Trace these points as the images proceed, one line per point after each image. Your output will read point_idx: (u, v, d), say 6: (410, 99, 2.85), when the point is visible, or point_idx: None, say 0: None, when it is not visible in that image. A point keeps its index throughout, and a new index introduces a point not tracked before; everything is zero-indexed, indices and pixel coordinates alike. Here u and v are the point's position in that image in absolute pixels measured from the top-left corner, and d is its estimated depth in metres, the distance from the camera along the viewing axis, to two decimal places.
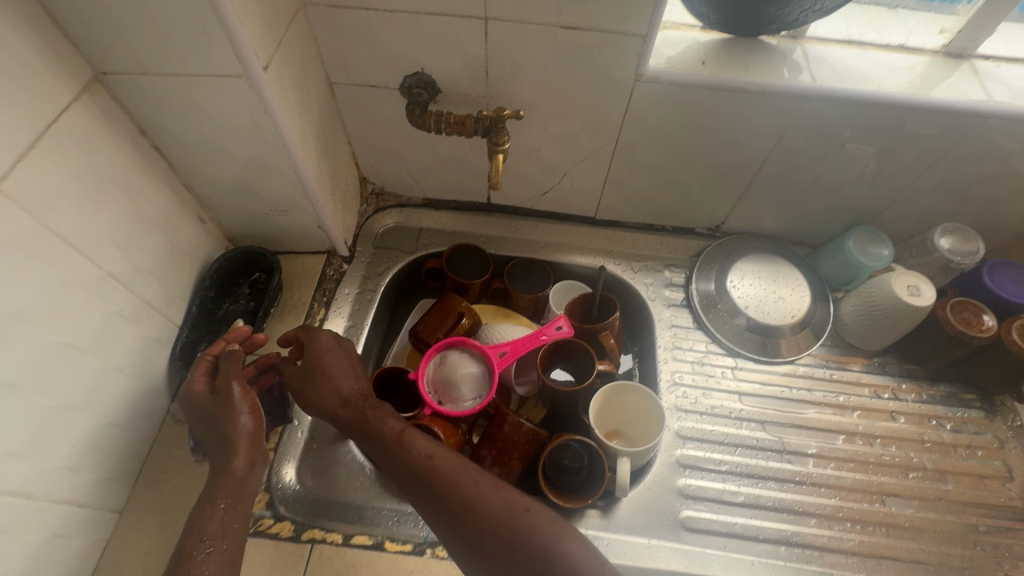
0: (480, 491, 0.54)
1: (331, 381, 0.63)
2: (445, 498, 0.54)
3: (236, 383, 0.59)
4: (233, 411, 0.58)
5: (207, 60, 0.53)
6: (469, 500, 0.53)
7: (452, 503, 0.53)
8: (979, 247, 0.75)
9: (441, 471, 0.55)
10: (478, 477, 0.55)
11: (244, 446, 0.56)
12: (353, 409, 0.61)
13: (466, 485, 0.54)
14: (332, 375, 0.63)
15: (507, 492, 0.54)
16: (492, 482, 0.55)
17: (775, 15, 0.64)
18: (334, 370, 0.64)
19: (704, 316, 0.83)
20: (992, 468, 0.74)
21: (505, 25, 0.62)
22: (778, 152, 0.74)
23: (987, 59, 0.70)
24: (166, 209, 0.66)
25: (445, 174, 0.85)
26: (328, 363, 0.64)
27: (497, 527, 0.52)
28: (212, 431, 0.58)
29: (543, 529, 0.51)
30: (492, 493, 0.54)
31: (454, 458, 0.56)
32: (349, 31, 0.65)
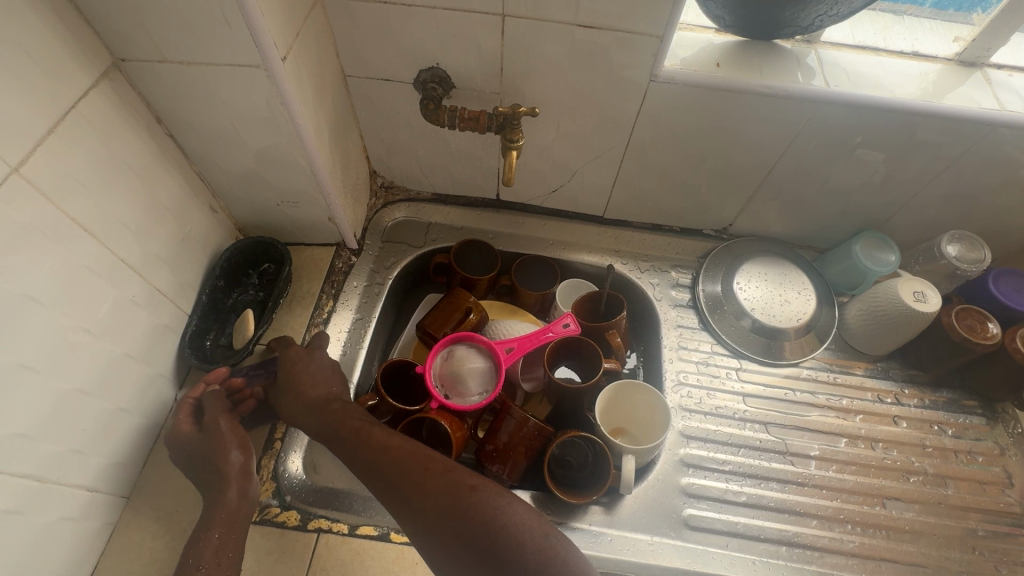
0: (431, 476, 0.54)
1: (300, 389, 0.65)
2: (400, 485, 0.54)
3: (225, 420, 0.62)
4: (223, 447, 0.60)
5: (226, 49, 0.53)
6: (419, 484, 0.54)
7: (406, 490, 0.54)
8: (986, 256, 0.76)
9: (395, 459, 0.56)
10: (430, 462, 0.56)
11: (235, 479, 0.59)
12: (323, 415, 0.62)
13: (417, 471, 0.55)
14: (303, 385, 0.65)
15: (457, 474, 0.54)
16: (443, 467, 0.55)
17: (790, 18, 0.64)
18: (303, 378, 0.66)
19: (709, 317, 0.84)
20: (992, 474, 0.75)
21: (522, 22, 0.62)
22: (789, 155, 0.74)
23: (1000, 68, 0.70)
24: (179, 197, 0.66)
25: (455, 169, 0.85)
26: (303, 376, 0.66)
27: (447, 510, 0.52)
28: (201, 467, 0.60)
29: (488, 505, 0.51)
30: (442, 477, 0.54)
31: (410, 449, 0.57)
32: (365, 24, 0.65)
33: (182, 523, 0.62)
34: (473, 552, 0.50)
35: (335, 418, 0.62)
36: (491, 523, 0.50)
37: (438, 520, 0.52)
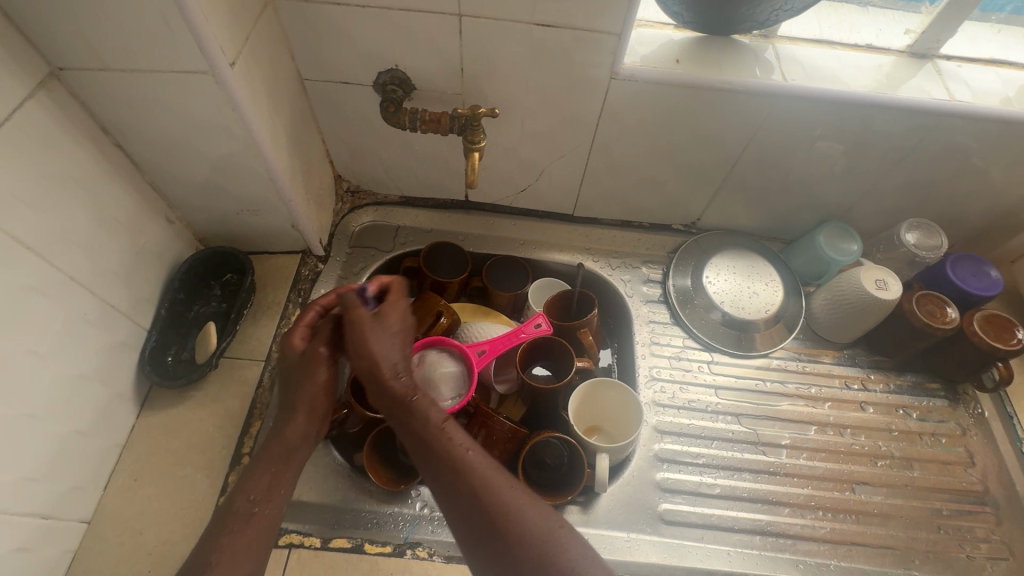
0: (518, 504, 0.52)
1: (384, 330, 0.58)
2: (480, 506, 0.51)
3: (324, 348, 0.59)
4: (312, 369, 0.59)
5: (171, 56, 0.52)
6: (503, 509, 0.51)
7: (485, 510, 0.51)
8: (943, 242, 0.79)
9: (479, 474, 0.53)
10: (517, 489, 0.53)
11: (305, 409, 0.58)
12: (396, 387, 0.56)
13: (503, 495, 0.52)
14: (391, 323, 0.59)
15: (544, 508, 0.53)
16: (529, 498, 0.53)
17: (745, 14, 0.65)
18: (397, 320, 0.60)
19: (681, 311, 0.84)
20: (955, 454, 0.77)
21: (479, 22, 0.62)
22: (751, 149, 0.75)
23: (950, 59, 0.72)
24: (131, 209, 0.64)
25: (422, 171, 0.84)
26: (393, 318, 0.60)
27: (528, 543, 0.50)
28: (285, 390, 0.60)
29: (574, 559, 0.49)
30: (531, 509, 0.52)
31: (491, 467, 0.54)
32: (319, 26, 0.63)
33: (145, 546, 0.60)
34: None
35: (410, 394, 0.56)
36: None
37: (516, 554, 0.49)
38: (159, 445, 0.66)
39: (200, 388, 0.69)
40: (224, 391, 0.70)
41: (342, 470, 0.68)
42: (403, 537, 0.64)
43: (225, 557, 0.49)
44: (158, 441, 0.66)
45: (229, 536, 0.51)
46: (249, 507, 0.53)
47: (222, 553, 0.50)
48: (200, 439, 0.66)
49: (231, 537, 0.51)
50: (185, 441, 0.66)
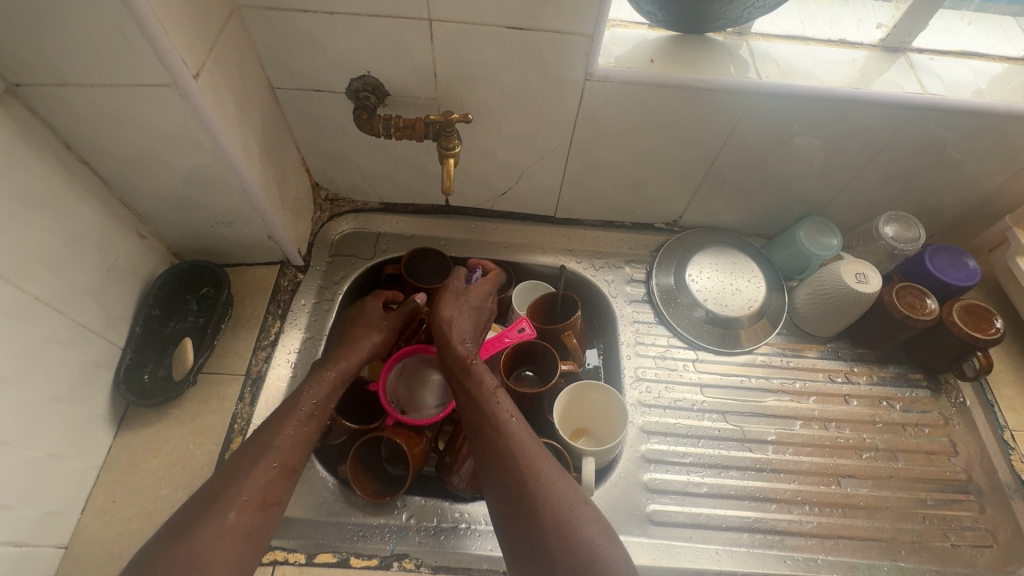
0: (546, 470, 0.56)
1: (466, 305, 0.73)
2: (511, 461, 0.56)
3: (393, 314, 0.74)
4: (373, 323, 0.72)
5: (133, 69, 0.50)
6: (533, 468, 0.55)
7: (517, 466, 0.56)
8: (921, 234, 0.78)
9: (516, 434, 0.58)
10: (548, 458, 0.57)
11: (368, 347, 0.70)
12: (463, 348, 0.67)
13: (535, 458, 0.56)
14: (470, 301, 0.74)
15: (570, 481, 0.56)
16: (559, 470, 0.57)
17: (719, 12, 0.65)
18: (479, 303, 0.75)
19: (665, 310, 0.84)
20: (939, 444, 0.77)
21: (450, 26, 0.61)
22: (729, 146, 0.75)
23: (922, 52, 0.72)
24: (100, 226, 0.62)
25: (401, 177, 0.83)
26: (475, 298, 0.75)
27: (550, 506, 0.53)
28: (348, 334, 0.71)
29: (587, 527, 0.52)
30: (559, 477, 0.56)
31: (529, 433, 0.59)
32: (288, 33, 0.62)
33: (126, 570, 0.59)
34: (546, 561, 0.50)
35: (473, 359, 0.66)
36: (587, 543, 0.50)
37: (536, 509, 0.53)
38: (137, 465, 0.65)
39: (179, 405, 0.68)
40: (203, 407, 0.68)
41: (327, 482, 0.67)
42: (390, 550, 0.63)
43: (283, 442, 0.59)
44: (137, 461, 0.65)
45: (288, 429, 0.60)
46: (311, 409, 0.63)
47: (282, 440, 0.59)
48: (181, 456, 0.65)
49: (289, 430, 0.60)
50: (164, 460, 0.65)
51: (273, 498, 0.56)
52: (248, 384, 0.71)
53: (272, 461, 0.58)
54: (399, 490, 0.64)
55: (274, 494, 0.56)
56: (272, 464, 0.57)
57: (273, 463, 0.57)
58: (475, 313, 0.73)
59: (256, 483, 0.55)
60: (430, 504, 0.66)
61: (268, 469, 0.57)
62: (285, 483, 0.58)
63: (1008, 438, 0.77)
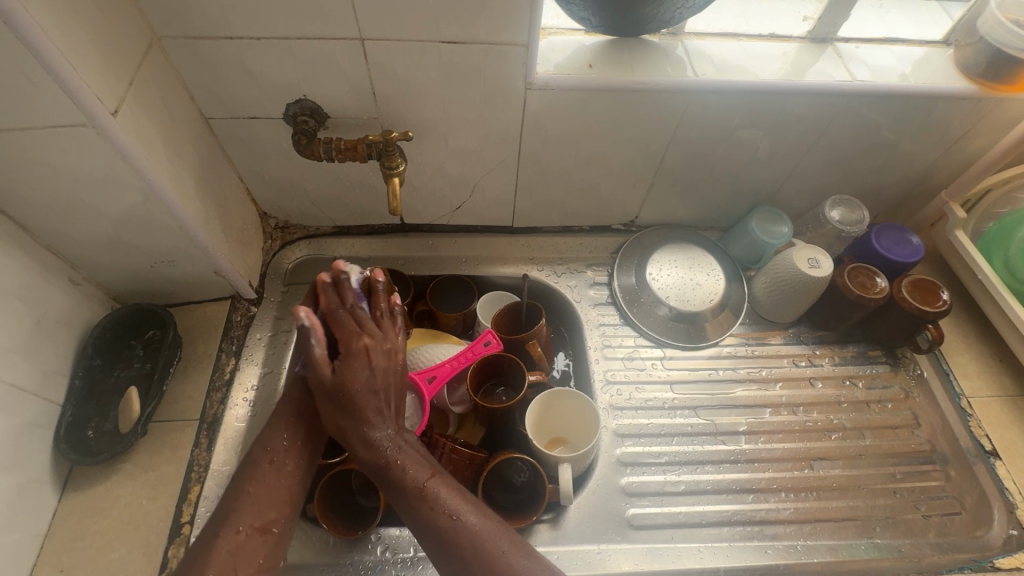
0: (506, 564, 0.49)
1: (347, 376, 0.57)
2: (462, 567, 0.50)
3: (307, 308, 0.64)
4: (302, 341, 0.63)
5: (44, 109, 0.48)
6: (486, 570, 0.49)
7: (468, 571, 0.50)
8: (865, 215, 0.81)
9: (462, 532, 0.51)
10: (506, 547, 0.51)
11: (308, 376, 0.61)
12: (376, 438, 0.56)
13: (487, 557, 0.50)
14: (354, 370, 0.57)
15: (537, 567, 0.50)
16: (522, 552, 0.51)
17: (651, 14, 0.66)
18: (362, 358, 0.58)
19: (628, 310, 0.84)
20: (902, 418, 0.79)
21: (383, 44, 0.60)
22: (676, 144, 0.76)
23: (848, 42, 0.75)
24: (27, 278, 0.59)
25: (351, 200, 0.81)
26: (368, 356, 0.59)
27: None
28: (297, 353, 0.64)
29: None
30: (522, 562, 0.50)
31: (482, 527, 0.52)
32: (215, 62, 0.60)
33: None
34: None
35: (389, 457, 0.55)
36: None
37: None
38: (87, 528, 0.61)
39: (130, 458, 0.65)
40: (157, 458, 0.65)
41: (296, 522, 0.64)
42: None
43: (247, 504, 0.53)
44: (86, 523, 0.61)
45: (252, 484, 0.54)
46: (270, 458, 0.56)
47: (243, 501, 0.53)
48: (133, 512, 0.62)
49: (255, 486, 0.54)
50: (116, 519, 0.61)
51: (250, 564, 0.50)
52: (204, 428, 0.67)
53: (238, 525, 0.52)
54: (370, 524, 0.61)
55: (255, 561, 0.51)
56: (237, 530, 0.51)
57: (240, 527, 0.51)
58: (372, 380, 0.58)
59: (223, 554, 0.49)
60: (405, 534, 0.64)
61: (234, 534, 0.51)
62: (264, 544, 0.52)
63: (965, 406, 0.80)
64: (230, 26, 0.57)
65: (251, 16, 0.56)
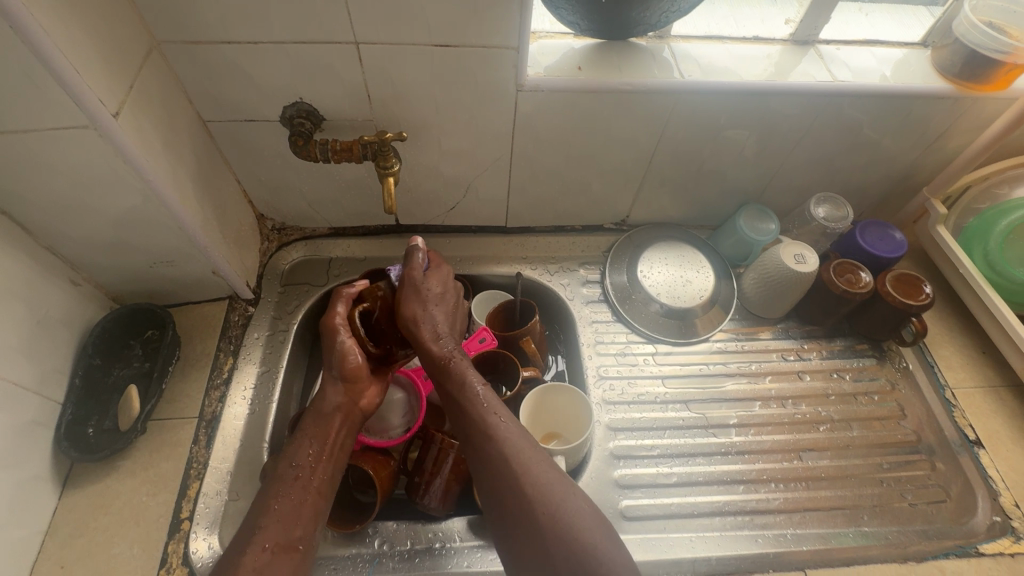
0: (546, 469, 0.55)
1: (430, 284, 0.66)
2: (509, 464, 0.55)
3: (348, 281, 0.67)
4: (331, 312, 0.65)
5: (46, 111, 0.49)
6: (530, 468, 0.55)
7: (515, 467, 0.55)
8: (849, 213, 0.83)
9: (511, 435, 0.57)
10: (546, 457, 0.57)
11: (332, 378, 0.63)
12: (436, 351, 0.63)
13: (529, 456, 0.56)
14: (419, 295, 0.65)
15: (569, 479, 0.56)
16: (553, 466, 0.56)
17: (638, 18, 0.68)
18: (429, 286, 0.66)
19: (621, 307, 0.86)
20: (888, 409, 0.81)
21: (377, 48, 0.62)
22: (664, 144, 0.78)
23: (829, 44, 0.77)
24: (28, 278, 0.60)
25: (346, 201, 0.82)
26: (431, 285, 0.67)
27: (541, 504, 0.52)
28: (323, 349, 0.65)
29: (592, 528, 0.51)
30: (553, 471, 0.55)
31: (528, 438, 0.58)
32: (213, 66, 0.62)
33: None
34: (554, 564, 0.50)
35: (451, 359, 0.63)
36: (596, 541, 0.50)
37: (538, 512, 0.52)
38: (87, 524, 0.61)
39: (129, 456, 0.66)
40: (156, 455, 0.66)
41: None
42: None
43: (274, 520, 0.52)
44: (86, 521, 0.62)
45: (278, 500, 0.53)
46: (298, 470, 0.56)
47: (270, 517, 0.52)
48: (133, 509, 0.63)
49: (281, 502, 0.53)
50: (116, 516, 0.62)
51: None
52: (202, 426, 0.68)
53: (264, 542, 0.50)
54: (367, 517, 0.62)
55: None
56: (263, 546, 0.50)
57: (265, 542, 0.50)
58: (436, 305, 0.66)
59: (248, 573, 0.48)
60: (402, 528, 0.65)
61: (260, 551, 0.50)
62: (290, 562, 0.50)
63: (950, 397, 0.81)
64: (227, 31, 0.58)
65: (248, 21, 0.58)
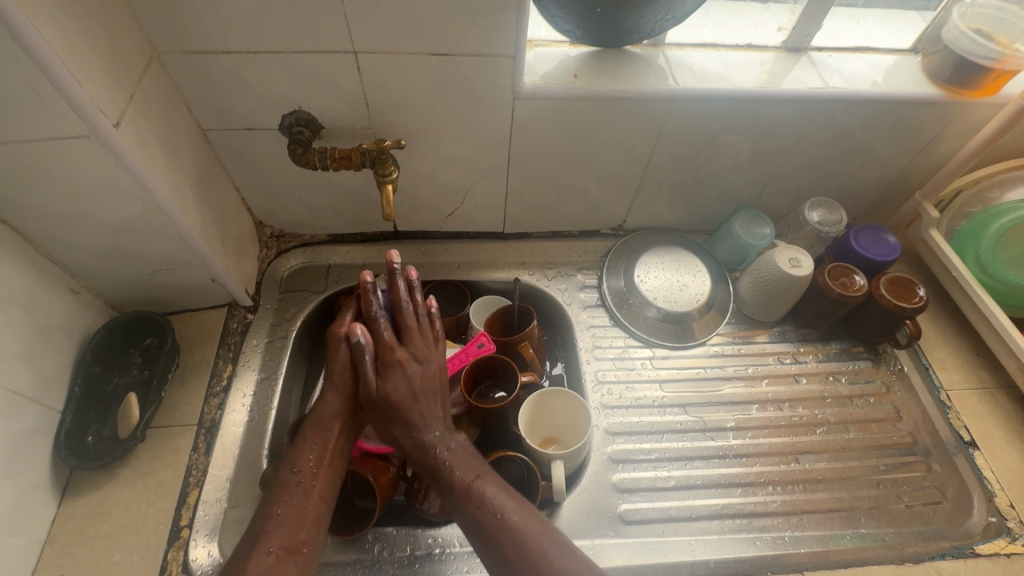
0: (553, 556, 0.53)
1: (390, 388, 0.64)
2: (510, 559, 0.53)
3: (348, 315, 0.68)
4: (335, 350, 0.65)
5: (47, 121, 0.50)
6: (534, 560, 0.53)
7: (516, 562, 0.53)
8: (843, 217, 0.84)
9: (508, 526, 0.55)
10: (553, 541, 0.54)
11: (332, 388, 0.64)
12: (421, 457, 0.61)
13: (531, 547, 0.53)
14: (395, 382, 0.64)
15: (579, 560, 0.53)
16: (560, 549, 0.54)
17: (633, 26, 0.69)
18: (399, 369, 0.64)
19: (618, 312, 0.87)
20: (884, 411, 0.82)
21: (375, 56, 0.62)
22: (660, 150, 0.78)
23: (821, 50, 0.78)
24: (28, 287, 0.60)
25: (345, 208, 0.82)
26: (395, 382, 0.64)
27: None
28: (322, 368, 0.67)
29: None
30: (561, 559, 0.53)
31: (530, 525, 0.55)
32: (213, 76, 0.62)
33: None
34: None
35: (438, 457, 0.61)
36: None
37: None
38: (86, 533, 0.61)
39: (128, 463, 0.66)
40: (155, 463, 0.66)
41: None
42: None
43: (278, 524, 0.53)
44: (85, 529, 0.62)
45: (282, 505, 0.55)
46: (299, 476, 0.57)
47: (274, 522, 0.53)
48: (132, 517, 0.63)
49: (284, 507, 0.55)
50: (115, 524, 0.62)
51: None
52: (202, 433, 0.68)
53: (269, 545, 0.52)
54: (366, 523, 0.62)
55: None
56: (268, 550, 0.51)
57: (271, 547, 0.52)
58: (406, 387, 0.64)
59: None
60: (402, 533, 0.65)
61: (265, 555, 0.51)
62: (294, 564, 0.52)
63: (945, 398, 0.82)
64: (227, 40, 0.59)
65: (248, 31, 0.58)
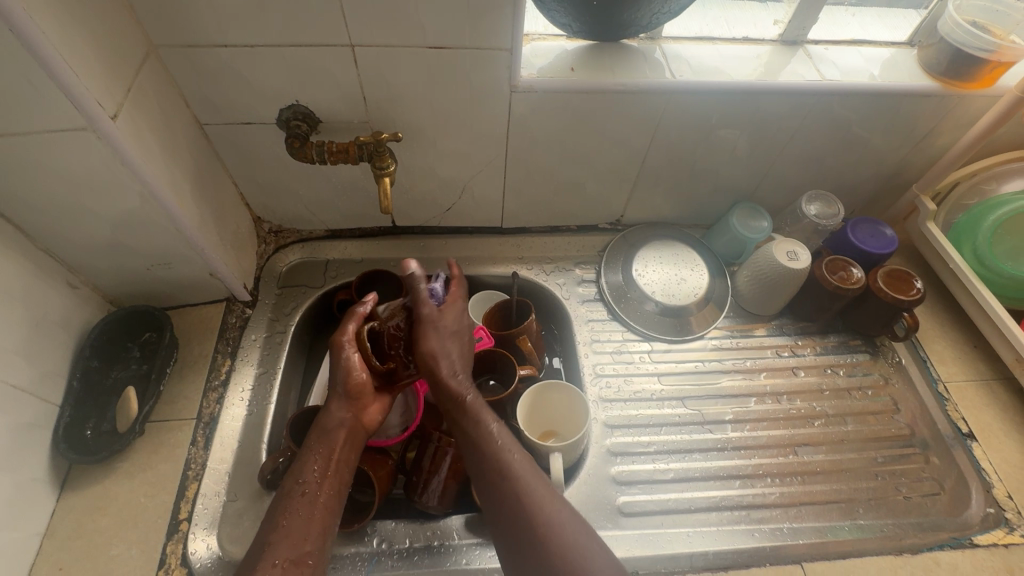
0: (565, 518, 0.52)
1: (446, 318, 0.64)
2: (524, 513, 0.52)
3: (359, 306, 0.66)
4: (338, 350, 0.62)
5: (44, 113, 0.50)
6: (545, 517, 0.52)
7: (527, 519, 0.52)
8: (841, 209, 0.83)
9: (526, 479, 0.54)
10: (563, 506, 0.54)
11: (339, 395, 0.61)
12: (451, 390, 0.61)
13: (544, 504, 0.53)
14: (450, 316, 0.64)
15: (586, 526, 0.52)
16: (570, 513, 0.53)
17: (629, 19, 0.69)
18: (455, 306, 0.66)
19: (616, 306, 0.87)
20: (882, 403, 0.82)
21: (372, 50, 0.62)
22: (657, 144, 0.79)
23: (817, 44, 0.78)
24: (26, 281, 0.60)
25: (343, 204, 0.82)
26: (448, 320, 0.64)
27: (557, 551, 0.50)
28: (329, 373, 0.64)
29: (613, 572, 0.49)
30: (573, 519, 0.52)
31: (544, 486, 0.55)
32: (210, 70, 0.63)
33: None
34: None
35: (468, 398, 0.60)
36: None
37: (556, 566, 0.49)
38: (85, 527, 0.62)
39: (127, 457, 0.66)
40: (154, 456, 0.66)
41: None
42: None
43: (283, 536, 0.51)
44: (84, 523, 0.62)
45: (287, 516, 0.52)
46: (305, 486, 0.55)
47: (279, 534, 0.51)
48: (131, 510, 0.63)
49: (290, 519, 0.52)
50: (114, 518, 0.62)
51: None
52: (201, 427, 0.68)
53: (274, 558, 0.50)
54: (365, 515, 0.63)
55: None
56: (273, 563, 0.49)
57: (276, 560, 0.49)
58: (449, 328, 0.64)
59: None
60: (401, 526, 0.65)
61: (270, 567, 0.49)
62: None
63: (942, 390, 0.82)
64: (224, 34, 0.59)
65: (244, 25, 0.58)
